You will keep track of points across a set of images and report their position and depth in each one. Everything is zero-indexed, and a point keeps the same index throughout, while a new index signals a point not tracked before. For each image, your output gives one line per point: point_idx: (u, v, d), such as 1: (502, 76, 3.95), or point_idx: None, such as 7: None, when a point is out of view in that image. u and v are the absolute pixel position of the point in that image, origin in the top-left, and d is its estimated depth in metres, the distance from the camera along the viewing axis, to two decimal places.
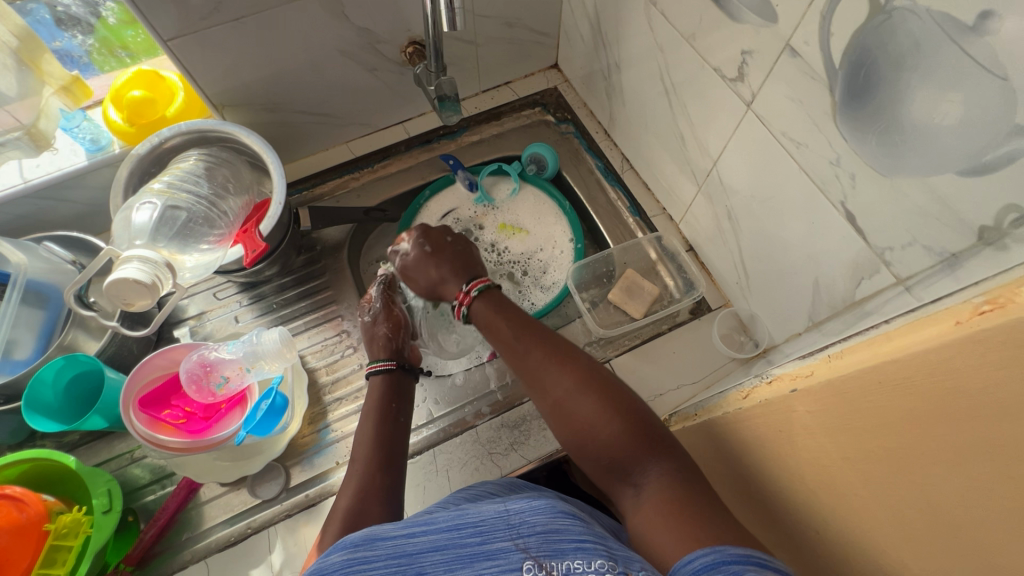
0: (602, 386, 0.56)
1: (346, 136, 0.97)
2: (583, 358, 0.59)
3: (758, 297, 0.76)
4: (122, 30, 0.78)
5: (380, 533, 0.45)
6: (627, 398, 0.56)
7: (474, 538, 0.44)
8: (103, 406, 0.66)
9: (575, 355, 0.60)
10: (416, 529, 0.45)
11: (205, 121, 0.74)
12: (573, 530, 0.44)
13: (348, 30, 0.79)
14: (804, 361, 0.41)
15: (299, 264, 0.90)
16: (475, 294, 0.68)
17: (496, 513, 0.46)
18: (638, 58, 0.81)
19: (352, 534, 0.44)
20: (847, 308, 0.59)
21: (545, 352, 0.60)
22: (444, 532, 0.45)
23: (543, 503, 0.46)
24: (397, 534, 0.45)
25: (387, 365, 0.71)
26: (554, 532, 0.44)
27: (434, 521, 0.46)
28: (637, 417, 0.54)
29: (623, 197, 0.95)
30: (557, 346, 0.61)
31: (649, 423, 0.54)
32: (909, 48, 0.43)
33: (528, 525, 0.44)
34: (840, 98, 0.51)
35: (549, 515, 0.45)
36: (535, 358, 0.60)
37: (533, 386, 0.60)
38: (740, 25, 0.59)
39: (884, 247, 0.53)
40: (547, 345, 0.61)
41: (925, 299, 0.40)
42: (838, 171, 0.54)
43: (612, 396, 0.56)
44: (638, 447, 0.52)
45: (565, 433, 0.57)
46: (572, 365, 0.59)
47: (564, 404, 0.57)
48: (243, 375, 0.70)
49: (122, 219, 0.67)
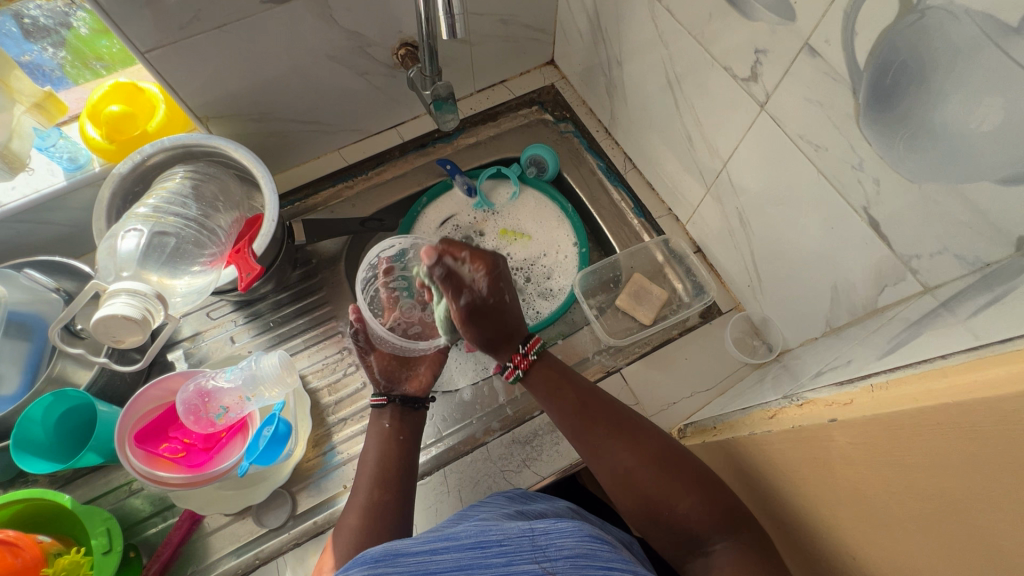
0: (671, 460, 0.57)
1: (338, 143, 0.93)
2: (645, 431, 0.60)
3: (771, 301, 0.74)
4: (96, 40, 0.73)
5: (399, 548, 0.42)
6: (698, 472, 0.56)
7: (499, 558, 0.42)
8: (98, 443, 0.63)
9: (639, 427, 0.60)
10: (438, 545, 0.43)
11: (191, 136, 0.70)
12: (601, 555, 0.43)
13: (336, 34, 0.75)
14: (840, 387, 0.39)
15: (294, 278, 0.87)
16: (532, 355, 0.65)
17: (521, 533, 0.44)
18: (641, 55, 0.78)
19: (372, 548, 0.41)
20: (869, 315, 0.57)
21: (611, 428, 0.60)
22: (468, 551, 0.43)
23: (569, 525, 0.45)
24: (418, 550, 0.42)
25: (379, 401, 0.69)
26: (582, 557, 0.43)
27: (455, 538, 0.44)
28: (706, 490, 0.55)
29: (626, 199, 0.92)
30: (619, 419, 0.61)
31: (720, 496, 0.54)
32: (944, 48, 0.40)
33: (557, 547, 0.43)
34: (864, 100, 0.48)
35: (576, 538, 0.44)
36: (603, 431, 0.60)
37: (597, 459, 0.60)
38: (753, 23, 0.56)
39: (910, 254, 0.51)
40: (610, 417, 0.61)
41: (966, 317, 0.38)
42: (861, 176, 0.52)
43: (680, 472, 0.56)
44: (712, 522, 0.52)
45: (631, 505, 0.57)
46: (641, 439, 0.59)
47: (632, 478, 0.57)
48: (243, 404, 0.67)
49: (106, 247, 0.64)
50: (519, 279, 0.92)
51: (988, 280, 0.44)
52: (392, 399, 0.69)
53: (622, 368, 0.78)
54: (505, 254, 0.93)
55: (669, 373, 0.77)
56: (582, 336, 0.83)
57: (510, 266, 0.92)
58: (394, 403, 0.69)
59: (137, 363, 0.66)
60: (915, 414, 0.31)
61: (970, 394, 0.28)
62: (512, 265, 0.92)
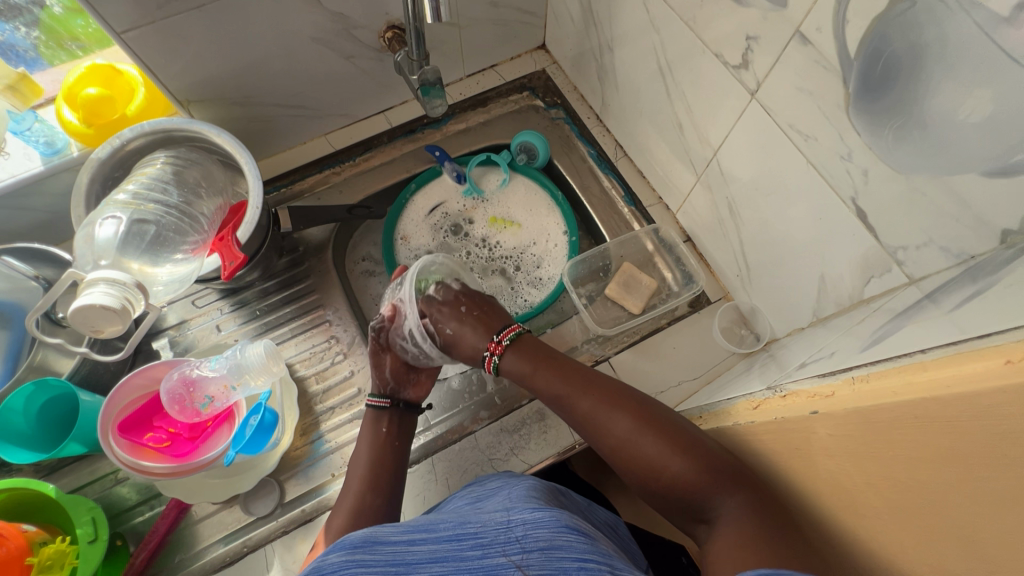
0: (652, 426, 0.54)
1: (325, 128, 0.91)
2: (633, 397, 0.58)
3: (760, 290, 0.74)
4: (71, 20, 0.71)
5: (380, 536, 0.44)
6: (688, 436, 0.53)
7: (475, 551, 0.44)
8: (80, 433, 0.62)
9: (626, 394, 0.58)
10: (416, 536, 0.45)
11: (171, 119, 0.68)
12: (576, 546, 0.45)
13: (320, 16, 0.73)
14: (823, 380, 0.39)
15: (281, 266, 0.86)
16: (506, 343, 0.67)
17: (497, 527, 0.47)
18: (633, 39, 0.77)
19: (353, 534, 0.43)
20: (855, 306, 0.57)
21: (593, 398, 0.59)
22: (445, 542, 0.45)
23: (546, 517, 0.47)
24: (397, 539, 0.44)
25: (380, 404, 0.69)
26: (556, 549, 0.44)
27: (434, 529, 0.46)
28: (700, 450, 0.51)
29: (617, 186, 0.92)
30: (604, 387, 0.59)
31: (714, 453, 0.51)
32: (935, 37, 0.40)
33: (531, 540, 0.45)
34: (854, 89, 0.47)
35: (551, 531, 0.46)
36: (586, 404, 0.59)
37: (591, 433, 0.58)
38: (745, 9, 0.55)
39: (896, 246, 0.50)
40: (594, 388, 0.60)
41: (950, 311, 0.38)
42: (849, 167, 0.52)
43: (669, 434, 0.53)
44: (702, 482, 0.49)
45: (632, 480, 0.55)
46: (626, 406, 0.57)
47: (624, 448, 0.55)
48: (228, 394, 0.66)
49: (84, 235, 0.63)
50: (508, 268, 0.92)
51: (973, 272, 0.43)
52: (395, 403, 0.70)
53: (610, 357, 0.78)
54: (495, 242, 0.93)
55: (657, 363, 0.77)
56: (571, 325, 0.83)
57: (500, 255, 0.92)
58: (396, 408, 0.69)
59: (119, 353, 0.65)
60: (897, 409, 0.31)
61: (950, 390, 0.28)
62: (502, 254, 0.92)
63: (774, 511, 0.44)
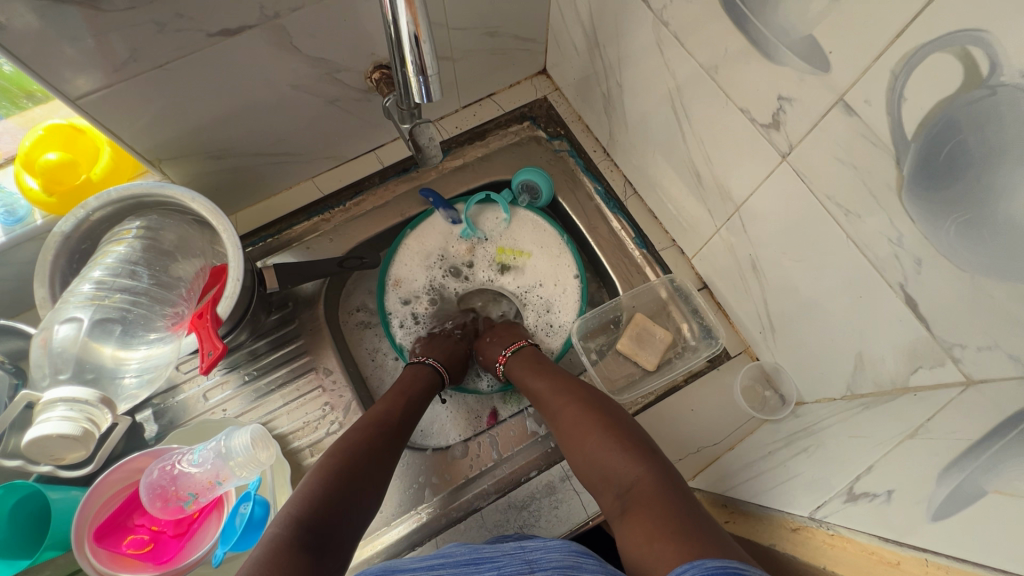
0: (595, 409, 0.65)
1: (311, 171, 0.85)
2: (588, 391, 0.69)
3: (785, 351, 0.68)
4: (23, 77, 0.64)
5: (398, 567, 0.47)
6: (620, 421, 0.64)
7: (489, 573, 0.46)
8: (54, 539, 0.59)
9: (583, 389, 0.69)
10: (434, 563, 0.48)
11: (141, 185, 0.62)
12: (589, 566, 0.46)
13: (299, 63, 0.66)
14: (887, 541, 0.34)
15: (270, 325, 0.81)
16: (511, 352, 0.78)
17: (514, 550, 0.49)
18: (644, 75, 0.70)
19: (373, 567, 0.46)
20: (900, 393, 0.52)
21: (559, 390, 0.70)
22: (461, 567, 0.48)
23: (558, 544, 0.49)
24: (415, 566, 0.47)
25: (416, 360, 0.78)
26: (569, 567, 0.46)
27: (451, 555, 0.49)
28: (631, 435, 0.62)
29: (627, 227, 0.86)
30: (569, 383, 0.71)
31: (641, 440, 0.61)
32: (1017, 131, 0.34)
33: (545, 561, 0.47)
34: (909, 172, 0.41)
35: (563, 553, 0.47)
36: (548, 389, 0.71)
37: (548, 413, 0.70)
38: (777, 67, 0.48)
39: (953, 342, 0.45)
40: (561, 383, 0.71)
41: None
42: (899, 252, 0.45)
43: (610, 419, 0.64)
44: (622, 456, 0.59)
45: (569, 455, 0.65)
46: (579, 398, 0.68)
47: (570, 427, 0.66)
48: (214, 488, 0.62)
49: (42, 343, 0.57)
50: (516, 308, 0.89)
51: None
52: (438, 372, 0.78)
53: None
54: (501, 279, 0.88)
55: (674, 427, 0.72)
56: None
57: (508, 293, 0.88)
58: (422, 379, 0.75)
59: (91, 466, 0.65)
60: None
61: None
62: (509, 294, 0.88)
63: (683, 498, 0.53)
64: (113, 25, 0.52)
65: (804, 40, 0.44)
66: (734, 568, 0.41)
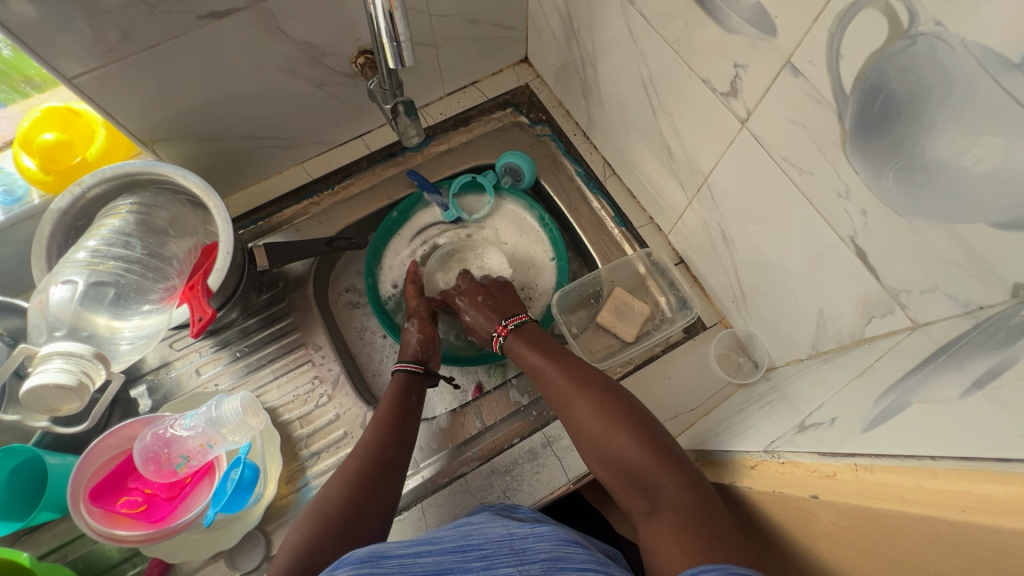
0: (613, 403, 0.61)
1: (300, 156, 0.88)
2: (601, 381, 0.65)
3: (755, 317, 0.71)
4: (22, 62, 0.67)
5: (382, 551, 0.43)
6: (639, 416, 0.60)
7: (479, 562, 0.45)
8: (51, 501, 0.61)
9: (595, 377, 0.65)
10: (422, 549, 0.46)
11: (134, 163, 0.65)
12: (576, 558, 0.46)
13: (287, 46, 0.69)
14: (825, 456, 0.38)
15: (261, 304, 0.83)
16: (511, 328, 0.76)
17: (502, 538, 0.48)
18: (616, 55, 0.73)
19: (357, 551, 0.42)
20: (856, 344, 0.54)
21: (569, 380, 0.66)
22: (450, 554, 0.46)
23: (546, 531, 0.49)
24: (403, 552, 0.44)
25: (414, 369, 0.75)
26: (557, 559, 0.46)
27: (438, 541, 0.47)
28: (650, 432, 0.58)
29: (606, 207, 0.88)
30: (579, 371, 0.66)
31: (661, 437, 0.58)
32: (937, 77, 0.37)
33: (534, 551, 0.46)
34: (850, 126, 0.44)
35: (552, 544, 0.47)
36: (559, 380, 0.66)
37: (559, 407, 0.65)
38: (732, 36, 0.51)
39: (899, 288, 0.47)
40: (571, 371, 0.67)
41: (945, 376, 0.35)
42: (848, 205, 0.48)
43: (628, 414, 0.60)
44: (648, 461, 0.56)
45: (587, 453, 0.62)
46: (591, 389, 0.64)
47: (587, 423, 0.62)
48: (206, 451, 0.64)
49: (38, 302, 0.60)
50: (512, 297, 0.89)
51: (982, 325, 0.40)
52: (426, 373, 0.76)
53: None
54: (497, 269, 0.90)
55: (652, 394, 0.74)
56: None
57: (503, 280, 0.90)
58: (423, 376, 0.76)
59: (80, 426, 0.64)
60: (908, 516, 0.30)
61: (964, 513, 0.27)
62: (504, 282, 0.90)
63: (709, 494, 0.51)
64: (108, 6, 0.55)
65: (754, 8, 0.47)
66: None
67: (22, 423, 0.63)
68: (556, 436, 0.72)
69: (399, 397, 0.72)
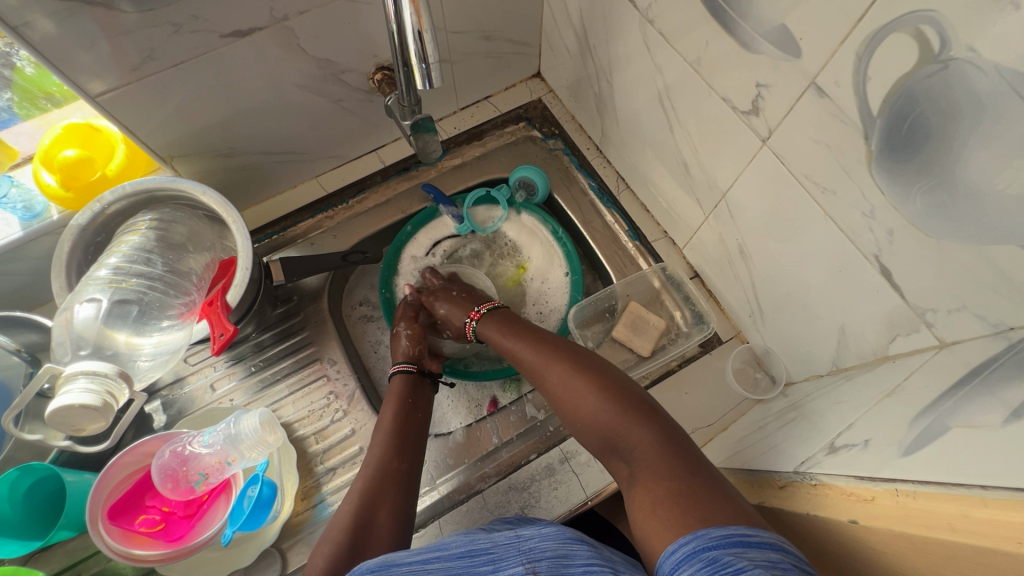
0: (582, 369, 0.63)
1: (315, 170, 0.88)
2: (568, 350, 0.66)
3: (773, 332, 0.71)
4: (43, 78, 0.67)
5: (394, 559, 0.44)
6: (607, 377, 0.62)
7: (486, 566, 0.45)
8: (69, 519, 0.60)
9: (562, 347, 0.67)
10: (430, 556, 0.46)
11: (154, 179, 0.65)
12: (581, 554, 0.44)
13: (306, 63, 0.70)
14: (862, 479, 0.38)
15: (275, 318, 0.83)
16: (485, 312, 0.78)
17: (508, 540, 0.46)
18: (631, 71, 0.74)
19: (369, 560, 0.44)
20: (880, 362, 0.54)
21: (537, 352, 0.68)
22: (457, 560, 0.46)
23: (552, 529, 0.46)
24: (411, 560, 0.45)
25: (409, 368, 0.76)
26: (562, 558, 0.44)
27: (447, 548, 0.47)
28: (618, 392, 0.60)
29: (620, 221, 0.89)
30: (546, 344, 0.68)
31: (631, 396, 0.59)
32: (968, 101, 0.37)
33: (539, 550, 0.45)
34: (877, 146, 0.44)
35: (557, 541, 0.45)
36: (530, 356, 0.68)
37: (534, 379, 0.67)
38: (754, 56, 0.52)
39: (925, 307, 0.47)
40: (539, 344, 0.69)
41: (980, 399, 0.35)
42: (873, 225, 0.48)
43: (594, 378, 0.62)
44: (620, 421, 0.57)
45: (566, 420, 0.63)
46: (559, 359, 0.65)
47: (562, 392, 0.63)
48: (223, 469, 0.64)
49: (61, 319, 0.60)
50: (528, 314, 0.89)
51: (1014, 346, 0.40)
52: (422, 374, 0.77)
53: None
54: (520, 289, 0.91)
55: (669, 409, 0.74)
56: None
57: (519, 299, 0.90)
58: (421, 375, 0.76)
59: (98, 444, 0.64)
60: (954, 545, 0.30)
61: (1021, 547, 0.27)
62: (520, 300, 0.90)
63: (683, 450, 0.52)
64: (133, 26, 0.55)
65: (778, 29, 0.48)
66: (732, 534, 0.40)
67: (39, 440, 0.63)
68: (573, 452, 0.72)
69: (404, 406, 0.71)
